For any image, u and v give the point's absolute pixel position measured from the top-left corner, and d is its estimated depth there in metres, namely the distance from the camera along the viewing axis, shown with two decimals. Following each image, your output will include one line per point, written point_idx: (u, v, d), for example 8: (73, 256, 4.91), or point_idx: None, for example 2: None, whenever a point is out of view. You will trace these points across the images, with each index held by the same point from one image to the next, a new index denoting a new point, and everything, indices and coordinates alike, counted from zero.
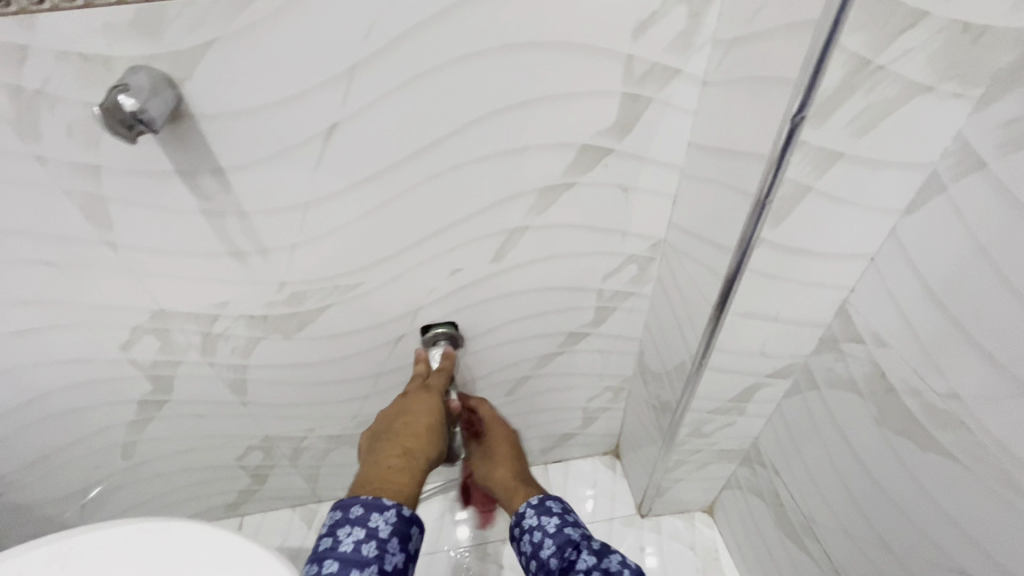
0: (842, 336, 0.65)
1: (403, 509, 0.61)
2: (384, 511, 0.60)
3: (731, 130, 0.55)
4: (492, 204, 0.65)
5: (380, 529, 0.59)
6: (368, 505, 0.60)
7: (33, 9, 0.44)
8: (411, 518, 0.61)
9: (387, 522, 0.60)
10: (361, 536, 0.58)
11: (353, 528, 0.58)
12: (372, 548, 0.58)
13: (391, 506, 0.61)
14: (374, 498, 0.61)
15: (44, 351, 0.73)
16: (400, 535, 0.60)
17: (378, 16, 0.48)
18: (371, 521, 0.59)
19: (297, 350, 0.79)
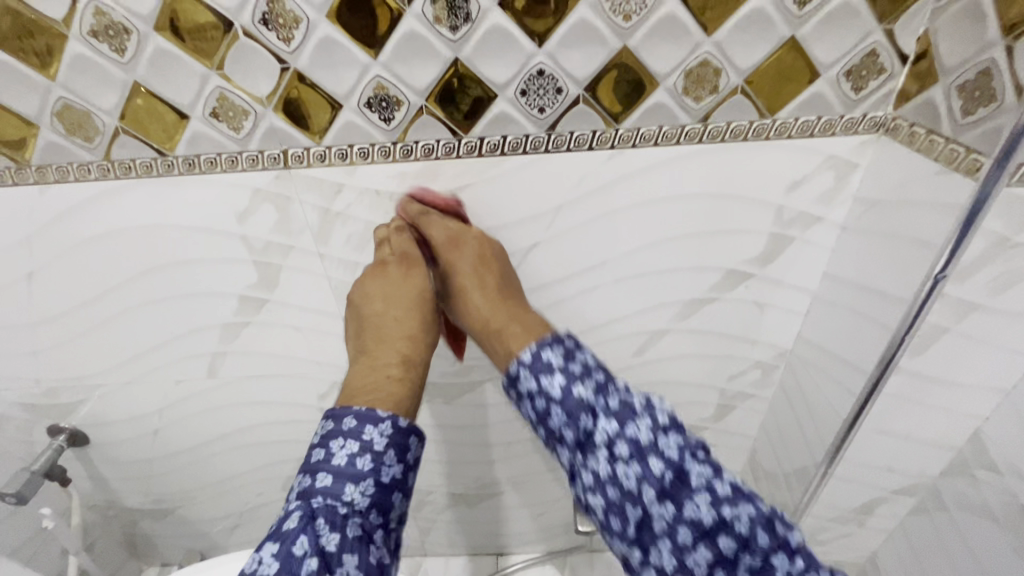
0: (976, 462, 0.69)
1: (397, 419, 0.63)
2: (379, 423, 0.61)
3: (870, 271, 0.65)
4: (644, 309, 0.77)
5: (378, 446, 0.61)
6: (362, 417, 0.61)
7: (357, 162, 0.63)
8: (407, 430, 0.63)
9: (383, 434, 0.61)
10: (355, 450, 0.60)
11: (347, 440, 0.60)
12: (367, 462, 0.60)
13: (387, 418, 0.62)
14: (368, 410, 0.62)
15: (261, 393, 0.90)
16: (396, 447, 0.62)
17: (589, 173, 0.64)
18: (365, 433, 0.60)
19: (450, 414, 0.92)
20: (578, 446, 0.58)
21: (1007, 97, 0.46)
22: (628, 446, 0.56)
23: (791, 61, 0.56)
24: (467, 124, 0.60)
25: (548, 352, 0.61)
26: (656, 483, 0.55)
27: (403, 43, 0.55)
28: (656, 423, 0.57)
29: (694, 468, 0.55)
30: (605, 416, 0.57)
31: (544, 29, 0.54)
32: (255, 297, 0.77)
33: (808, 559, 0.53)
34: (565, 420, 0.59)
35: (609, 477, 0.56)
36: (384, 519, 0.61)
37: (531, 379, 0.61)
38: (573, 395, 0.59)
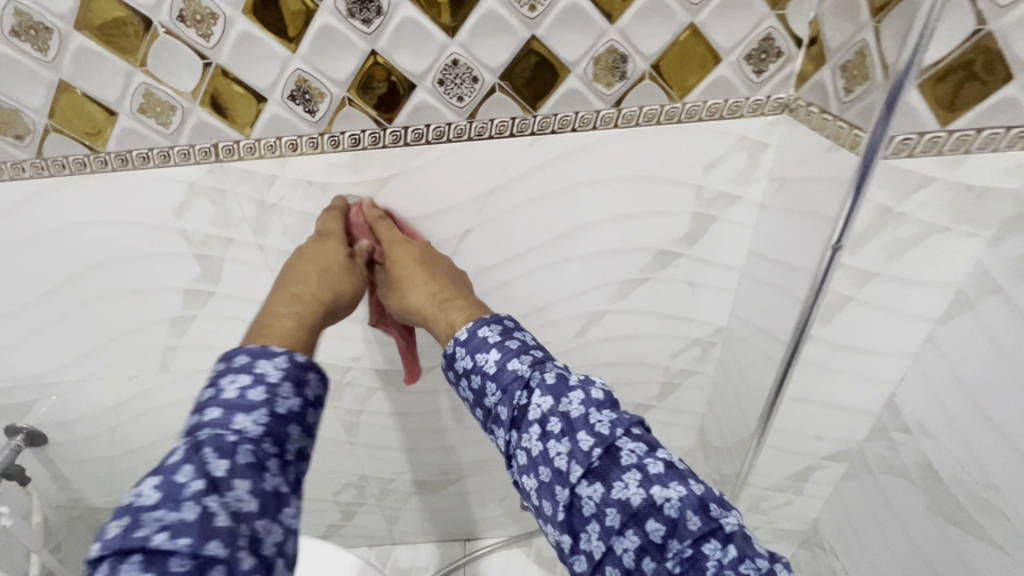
0: (893, 426, 0.73)
1: (295, 354, 0.54)
2: (273, 357, 0.52)
3: (785, 246, 0.68)
4: (581, 291, 0.80)
5: (272, 376, 0.51)
6: (255, 353, 0.52)
7: (286, 154, 0.65)
8: (307, 363, 0.53)
9: (278, 367, 0.51)
10: (246, 382, 0.50)
11: (237, 376, 0.50)
12: (260, 393, 0.49)
13: (282, 352, 0.53)
14: (261, 346, 0.53)
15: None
16: (294, 381, 0.52)
17: (512, 159, 0.66)
18: (257, 367, 0.51)
19: (405, 401, 0.95)
20: (512, 424, 0.58)
21: (877, 75, 0.49)
22: (560, 422, 0.55)
23: (693, 47, 0.59)
24: (389, 114, 0.62)
25: (485, 330, 0.62)
26: (586, 461, 0.53)
27: (319, 36, 0.57)
28: (590, 398, 0.56)
29: (627, 446, 0.54)
30: (538, 390, 0.57)
31: (454, 21, 0.56)
32: (201, 290, 0.78)
33: (739, 544, 0.50)
34: (500, 397, 0.59)
35: (540, 455, 0.55)
36: (282, 457, 0.48)
37: (468, 357, 0.62)
38: (508, 369, 0.59)
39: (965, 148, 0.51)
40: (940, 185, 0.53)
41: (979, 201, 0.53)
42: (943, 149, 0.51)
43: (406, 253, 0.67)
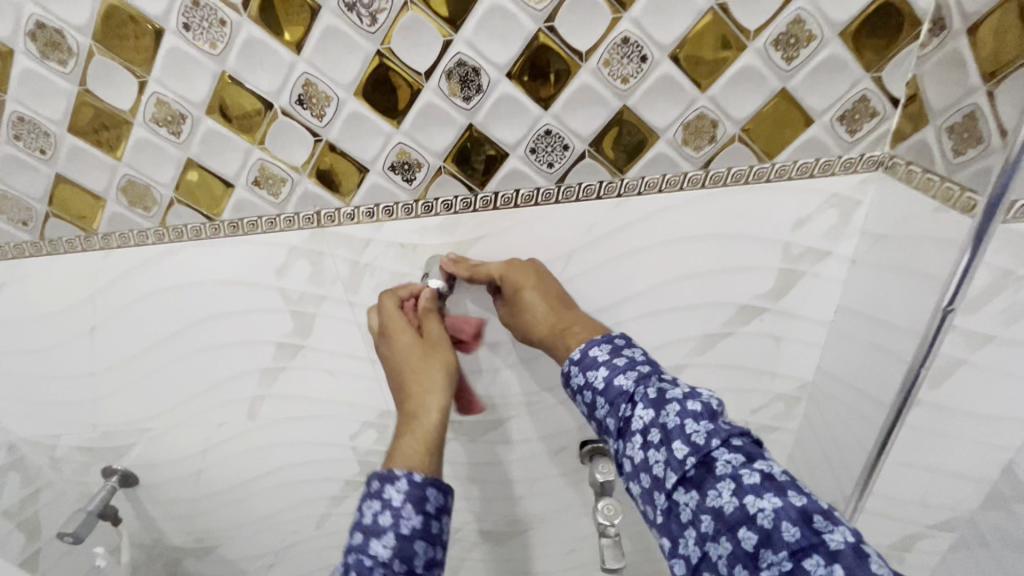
0: (1013, 496, 0.67)
1: (414, 474, 0.59)
2: (395, 480, 0.59)
3: (886, 303, 0.65)
4: (659, 346, 0.79)
5: (396, 500, 0.58)
6: (382, 476, 0.59)
7: (382, 219, 0.69)
8: (423, 482, 0.59)
9: (399, 490, 0.58)
10: (377, 508, 0.58)
11: (370, 500, 0.59)
12: (387, 518, 0.57)
13: (402, 473, 0.59)
14: (386, 469, 0.60)
15: (296, 434, 0.94)
16: (415, 500, 0.58)
17: (598, 220, 0.68)
18: (385, 492, 0.58)
19: (475, 453, 0.94)
20: (618, 435, 0.58)
21: (993, 138, 0.48)
22: (659, 432, 0.54)
23: (784, 110, 0.59)
24: (482, 180, 0.65)
25: (596, 349, 0.63)
26: (679, 469, 0.52)
27: (422, 113, 0.61)
28: (687, 409, 0.53)
29: (723, 456, 0.51)
30: (641, 403, 0.56)
31: (549, 94, 0.59)
32: (291, 343, 0.82)
33: (852, 566, 0.42)
34: (607, 409, 0.59)
35: (641, 463, 0.55)
36: (409, 573, 0.56)
37: (581, 375, 0.63)
38: (615, 384, 0.59)
39: None
40: None
41: None
42: None
43: (524, 273, 0.69)
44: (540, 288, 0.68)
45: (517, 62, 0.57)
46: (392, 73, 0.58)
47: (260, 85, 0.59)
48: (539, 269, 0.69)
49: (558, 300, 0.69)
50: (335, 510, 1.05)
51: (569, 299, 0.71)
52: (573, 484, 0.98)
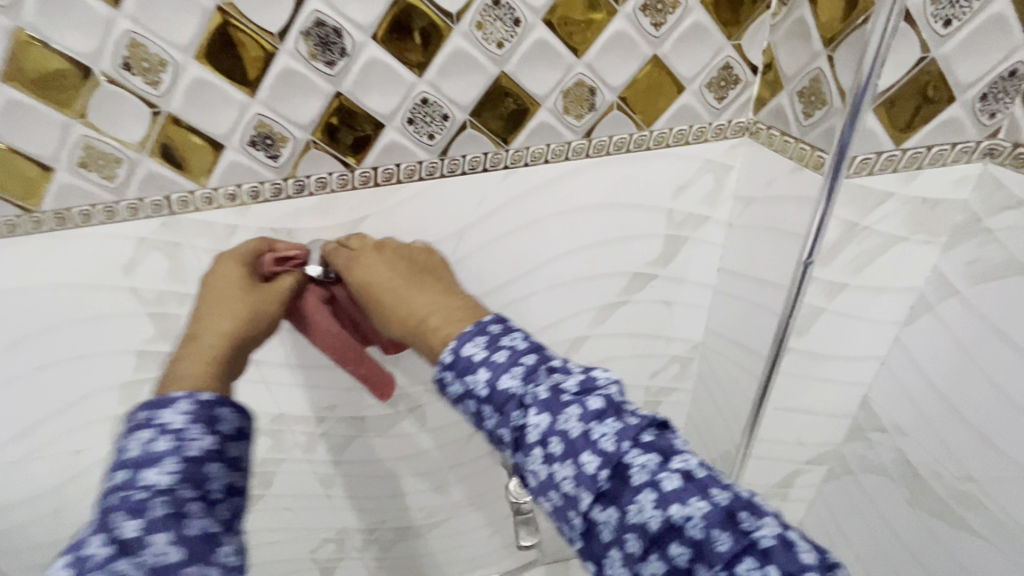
0: (869, 426, 0.76)
1: (200, 394, 0.52)
2: (174, 404, 0.50)
3: (758, 262, 0.69)
4: (560, 319, 0.79)
5: (177, 424, 0.48)
6: (155, 404, 0.49)
7: (247, 201, 0.61)
8: (211, 401, 0.51)
9: (182, 412, 0.49)
10: (151, 435, 0.47)
11: (141, 433, 0.48)
12: (167, 442, 0.47)
13: (182, 395, 0.50)
14: (159, 395, 0.50)
15: None
16: (203, 420, 0.50)
17: (487, 194, 0.65)
18: (160, 417, 0.49)
19: (381, 449, 0.88)
20: (516, 447, 0.51)
21: (835, 99, 0.52)
22: (561, 441, 0.48)
23: (657, 78, 0.61)
24: (357, 155, 0.60)
25: (471, 348, 0.54)
26: (593, 483, 0.46)
27: (280, 80, 0.54)
28: (588, 410, 0.48)
29: (636, 460, 0.46)
30: (534, 409, 0.49)
31: (421, 59, 0.55)
32: (154, 352, 0.70)
33: (785, 562, 0.40)
34: (499, 420, 0.51)
35: (548, 479, 0.48)
36: (204, 499, 0.46)
37: (459, 381, 0.54)
38: (501, 389, 0.51)
39: (916, 165, 0.55)
40: (898, 200, 0.57)
41: (933, 210, 0.58)
42: (897, 166, 0.55)
43: (386, 257, 0.63)
44: (398, 271, 0.62)
45: (382, 24, 0.53)
46: (239, 33, 0.51)
47: (72, 46, 0.50)
48: (388, 250, 0.63)
49: (422, 276, 0.63)
50: None
51: (435, 270, 0.64)
52: (487, 466, 0.97)
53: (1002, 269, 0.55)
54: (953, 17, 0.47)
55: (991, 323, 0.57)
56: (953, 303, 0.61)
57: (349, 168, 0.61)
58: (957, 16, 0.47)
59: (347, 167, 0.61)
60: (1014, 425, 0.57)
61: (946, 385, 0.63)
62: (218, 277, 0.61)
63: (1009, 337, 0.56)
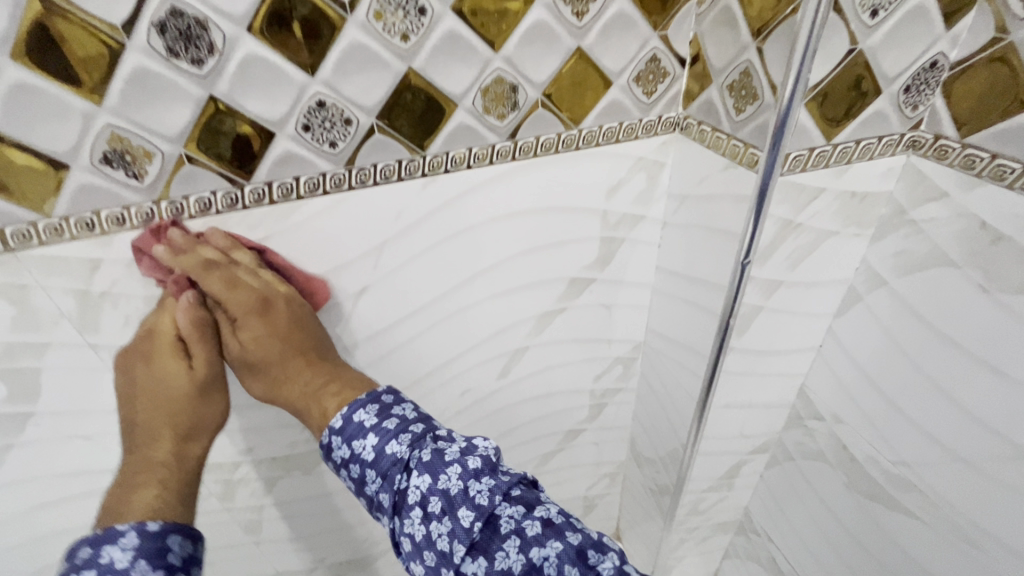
0: (806, 414, 0.77)
1: (147, 523, 0.49)
2: (119, 537, 0.48)
3: (696, 260, 0.67)
4: (496, 332, 0.74)
5: (119, 563, 0.46)
6: (98, 538, 0.48)
7: (110, 230, 0.50)
8: (160, 529, 0.49)
9: (124, 549, 0.47)
10: None
11: (81, 573, 0.46)
12: None
13: (129, 527, 0.48)
14: (104, 529, 0.49)
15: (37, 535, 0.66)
16: (149, 553, 0.48)
17: (406, 206, 0.58)
18: (103, 556, 0.47)
19: (312, 486, 0.80)
20: (393, 510, 0.49)
21: (767, 94, 0.49)
22: (438, 500, 0.46)
23: (582, 73, 0.56)
24: (245, 170, 0.51)
25: (361, 412, 0.53)
26: (465, 538, 0.45)
27: (133, 84, 0.44)
28: (468, 469, 0.47)
29: (505, 512, 0.45)
30: (414, 470, 0.48)
31: (312, 57, 0.47)
32: (11, 414, 0.58)
33: None
34: (379, 484, 0.49)
35: (423, 539, 0.46)
36: None
37: (345, 445, 0.52)
38: (386, 453, 0.50)
39: (846, 160, 0.54)
40: (829, 196, 0.56)
41: (861, 203, 0.57)
42: (829, 162, 0.53)
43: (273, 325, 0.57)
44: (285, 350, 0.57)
45: (259, 14, 0.44)
46: (69, 27, 0.41)
47: None
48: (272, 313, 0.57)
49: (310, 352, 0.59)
50: None
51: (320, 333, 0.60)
52: None
53: (926, 260, 0.55)
54: (879, 7, 0.46)
55: (918, 311, 0.58)
56: (880, 293, 0.61)
57: (239, 186, 0.52)
58: (883, 6, 0.46)
59: (235, 183, 0.51)
60: (938, 411, 0.58)
61: (878, 373, 0.64)
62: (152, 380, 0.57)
63: (934, 326, 0.57)
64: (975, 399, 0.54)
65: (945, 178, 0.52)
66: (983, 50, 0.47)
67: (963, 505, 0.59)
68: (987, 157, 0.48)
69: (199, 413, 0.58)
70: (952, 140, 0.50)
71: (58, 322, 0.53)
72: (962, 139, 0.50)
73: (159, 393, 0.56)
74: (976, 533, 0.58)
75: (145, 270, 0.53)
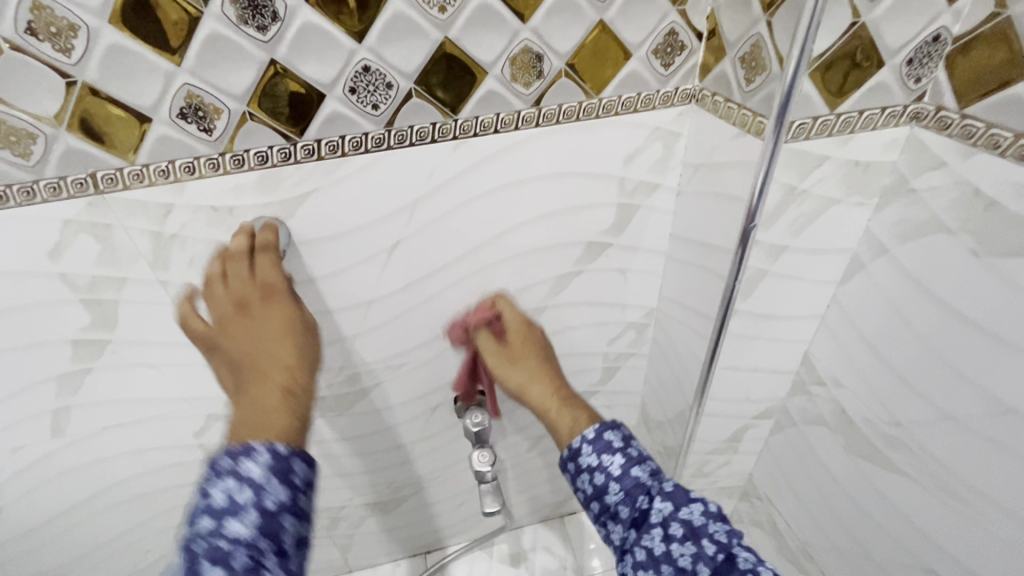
0: (809, 380, 0.81)
1: (278, 445, 0.52)
2: (254, 454, 0.50)
3: (707, 227, 0.71)
4: (517, 290, 0.80)
5: (257, 476, 0.49)
6: (236, 453, 0.50)
7: (182, 178, 0.58)
8: (289, 453, 0.52)
9: (261, 463, 0.50)
10: (233, 485, 0.48)
11: (224, 480, 0.48)
12: (248, 494, 0.48)
13: (263, 446, 0.51)
14: (240, 444, 0.51)
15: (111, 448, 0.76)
16: (279, 471, 0.50)
17: (437, 165, 0.64)
18: (242, 467, 0.49)
19: (346, 427, 0.87)
20: (631, 524, 0.63)
21: (774, 65, 0.53)
22: (680, 526, 0.59)
23: (604, 44, 0.61)
24: (298, 127, 0.58)
25: (610, 433, 0.69)
26: (710, 562, 0.56)
27: (207, 47, 0.51)
28: (709, 509, 0.60)
29: (710, 529, 0.58)
30: (659, 496, 0.62)
31: (360, 25, 0.53)
32: (93, 340, 0.66)
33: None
34: (621, 497, 0.65)
35: (663, 555, 0.58)
36: (280, 552, 0.47)
37: (592, 454, 0.69)
38: (630, 475, 0.65)
39: (850, 129, 0.57)
40: (832, 164, 0.59)
41: (865, 173, 0.61)
42: (833, 131, 0.57)
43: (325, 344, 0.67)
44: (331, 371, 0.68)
45: None
46: None
47: None
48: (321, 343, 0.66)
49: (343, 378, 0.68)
50: None
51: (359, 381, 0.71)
52: (454, 439, 0.97)
53: (925, 228, 0.59)
54: None
55: (918, 279, 0.61)
56: (882, 261, 0.65)
57: (292, 142, 0.58)
58: None
59: (290, 139, 0.58)
60: (933, 374, 0.62)
61: (879, 338, 0.67)
62: (261, 324, 0.61)
63: (932, 292, 0.60)
64: (969, 362, 0.57)
65: (945, 148, 0.55)
66: (985, 24, 0.49)
67: (952, 464, 0.62)
68: (982, 127, 0.51)
69: (300, 341, 0.62)
70: (952, 111, 0.53)
71: (135, 259, 0.62)
72: (960, 111, 0.52)
73: (267, 334, 0.61)
74: (960, 488, 0.62)
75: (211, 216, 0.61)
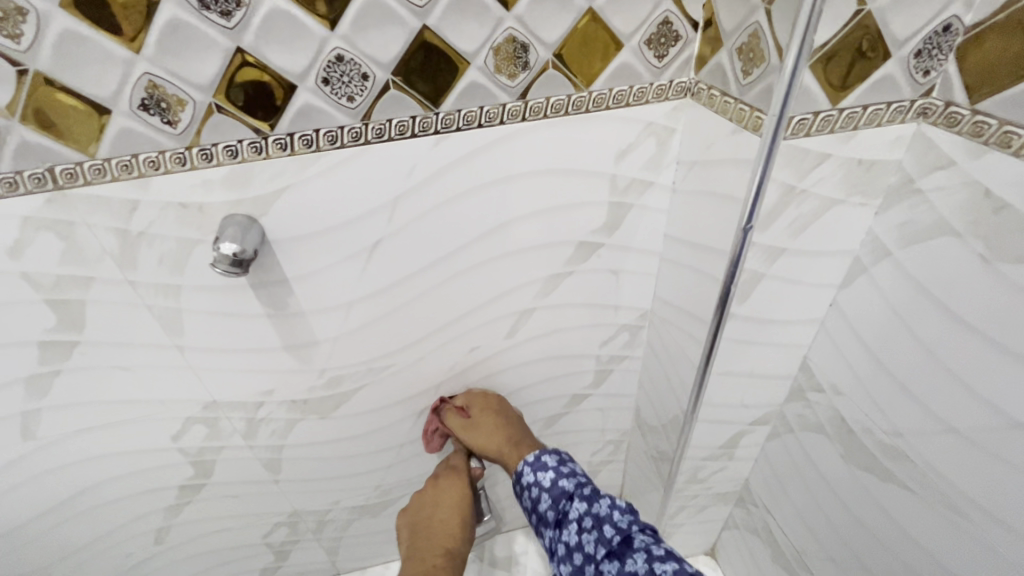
0: (807, 386, 0.78)
1: None
2: None
3: (702, 227, 0.68)
4: (505, 292, 0.77)
5: None
6: None
7: (146, 173, 0.55)
8: None
9: None
10: None
11: None
12: None
13: None
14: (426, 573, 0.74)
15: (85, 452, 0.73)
16: None
17: (418, 161, 0.61)
18: None
19: (329, 431, 0.84)
20: (556, 524, 0.71)
21: (772, 56, 0.50)
22: (591, 518, 0.67)
23: (594, 34, 0.57)
24: (269, 120, 0.54)
25: (548, 457, 0.78)
26: (607, 544, 0.63)
27: (168, 34, 0.48)
28: (617, 504, 0.67)
29: (624, 523, 0.64)
30: (579, 498, 0.71)
31: (331, 11, 0.50)
32: (60, 342, 0.64)
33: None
34: (550, 503, 0.73)
35: (576, 544, 0.67)
36: None
37: (531, 474, 0.77)
38: (559, 484, 0.74)
39: (853, 126, 0.54)
40: (833, 163, 0.56)
41: (868, 172, 0.58)
42: (835, 127, 0.54)
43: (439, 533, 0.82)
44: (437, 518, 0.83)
45: None
46: None
47: None
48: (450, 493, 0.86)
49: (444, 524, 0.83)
50: (172, 523, 0.87)
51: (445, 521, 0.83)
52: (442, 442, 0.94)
53: (930, 230, 0.55)
54: None
55: (922, 285, 0.58)
56: (884, 266, 0.62)
57: (263, 136, 0.55)
58: None
59: (261, 133, 0.55)
60: (935, 384, 0.59)
61: (880, 346, 0.64)
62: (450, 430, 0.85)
63: (937, 298, 0.56)
64: (974, 373, 0.54)
65: (954, 146, 0.51)
66: (998, 13, 0.46)
67: (954, 478, 0.59)
68: (995, 124, 0.47)
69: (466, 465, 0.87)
70: (963, 106, 0.50)
71: (100, 258, 0.59)
72: (971, 106, 0.49)
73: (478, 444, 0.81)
74: (961, 503, 0.59)
75: (179, 214, 0.58)
